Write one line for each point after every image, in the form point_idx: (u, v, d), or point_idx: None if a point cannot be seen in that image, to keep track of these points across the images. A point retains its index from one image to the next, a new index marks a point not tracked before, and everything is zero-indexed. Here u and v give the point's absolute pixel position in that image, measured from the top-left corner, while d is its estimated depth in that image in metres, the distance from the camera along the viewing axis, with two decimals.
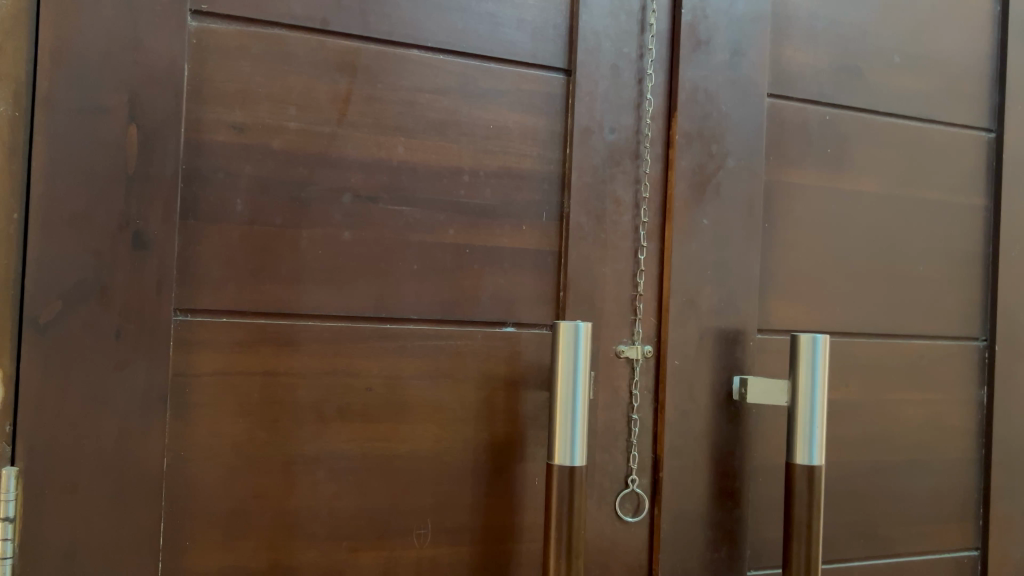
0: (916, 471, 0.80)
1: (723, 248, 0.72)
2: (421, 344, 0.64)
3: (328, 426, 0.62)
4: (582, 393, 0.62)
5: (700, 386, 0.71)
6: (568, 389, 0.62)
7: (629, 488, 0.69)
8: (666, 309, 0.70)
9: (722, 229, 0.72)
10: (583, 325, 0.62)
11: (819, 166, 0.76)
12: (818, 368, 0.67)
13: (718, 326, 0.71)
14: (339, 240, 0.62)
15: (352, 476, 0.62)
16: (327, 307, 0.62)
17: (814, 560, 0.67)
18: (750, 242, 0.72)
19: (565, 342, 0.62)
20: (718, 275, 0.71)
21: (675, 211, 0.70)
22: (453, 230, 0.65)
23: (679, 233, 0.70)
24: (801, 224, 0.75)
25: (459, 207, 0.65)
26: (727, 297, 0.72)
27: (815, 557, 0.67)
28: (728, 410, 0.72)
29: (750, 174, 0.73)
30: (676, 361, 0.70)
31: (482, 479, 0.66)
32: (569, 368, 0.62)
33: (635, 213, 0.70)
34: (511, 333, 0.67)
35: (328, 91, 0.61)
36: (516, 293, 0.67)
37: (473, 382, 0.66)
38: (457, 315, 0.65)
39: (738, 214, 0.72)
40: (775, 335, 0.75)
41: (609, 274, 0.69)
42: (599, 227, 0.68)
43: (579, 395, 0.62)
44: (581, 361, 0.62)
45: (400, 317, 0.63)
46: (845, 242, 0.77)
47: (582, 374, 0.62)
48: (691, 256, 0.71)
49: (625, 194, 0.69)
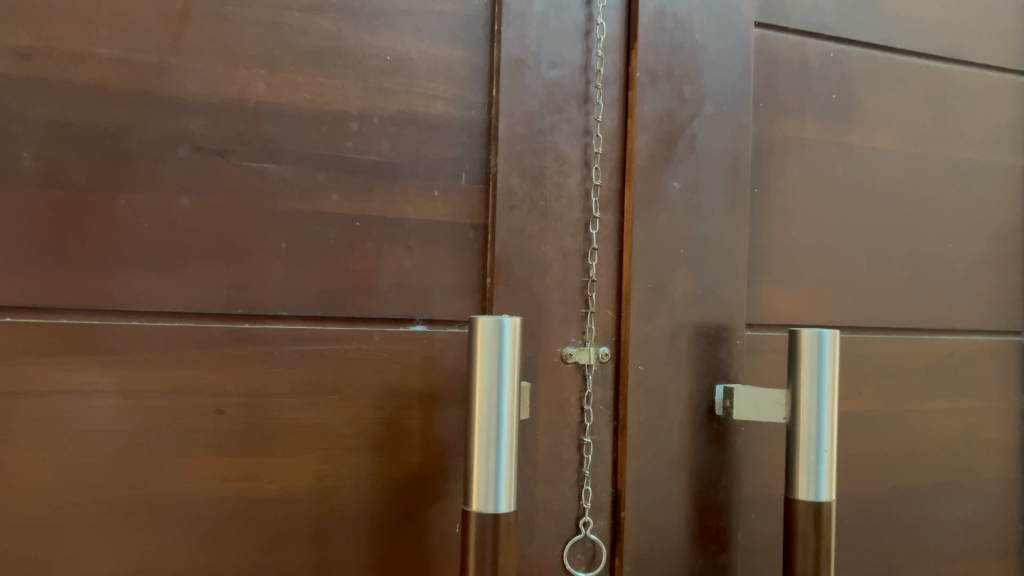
0: (946, 499, 0.64)
1: (702, 220, 0.55)
2: (293, 349, 0.47)
3: (160, 462, 0.45)
4: (509, 411, 0.46)
5: (672, 398, 0.54)
6: (489, 406, 0.45)
7: (580, 534, 0.53)
8: (626, 299, 0.54)
9: (699, 194, 0.55)
10: (509, 318, 0.46)
11: (821, 117, 0.60)
12: (826, 374, 0.51)
13: (694, 321, 0.55)
14: (173, 210, 0.46)
15: (201, 529, 0.46)
16: (157, 301, 0.45)
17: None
18: (736, 211, 0.56)
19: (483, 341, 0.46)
20: (694, 254, 0.55)
21: (636, 171, 0.53)
22: (336, 196, 0.48)
23: (642, 199, 0.54)
24: (801, 189, 0.59)
25: (344, 165, 0.48)
26: (705, 283, 0.55)
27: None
28: (710, 428, 0.56)
29: (735, 124, 0.56)
30: (639, 366, 0.53)
31: (383, 528, 0.49)
32: (491, 378, 0.45)
33: (583, 174, 0.53)
34: (421, 333, 0.50)
35: (155, 6, 0.45)
36: (426, 279, 0.50)
37: (367, 400, 0.49)
38: (343, 310, 0.48)
39: (720, 175, 0.56)
40: (767, 331, 0.58)
41: (552, 254, 0.52)
42: (536, 193, 0.52)
43: (505, 415, 0.46)
44: (507, 368, 0.46)
45: (262, 312, 0.47)
46: (854, 213, 0.61)
47: (508, 386, 0.46)
48: (660, 229, 0.54)
49: (569, 150, 0.53)
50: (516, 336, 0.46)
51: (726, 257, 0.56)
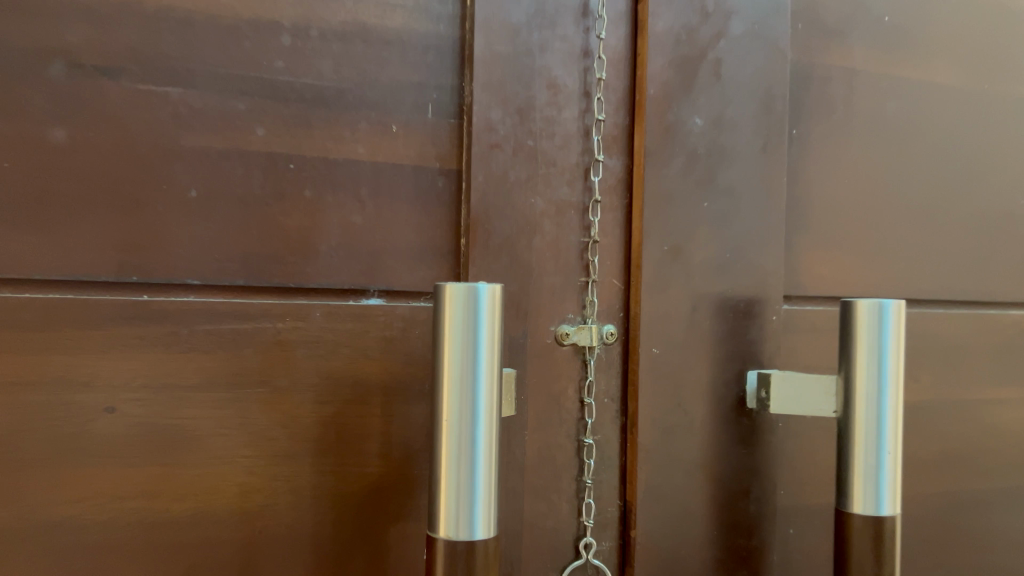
0: (1015, 505, 0.54)
1: (729, 166, 0.44)
2: (207, 329, 0.37)
3: (31, 477, 0.34)
4: (485, 405, 0.35)
5: (694, 389, 0.43)
6: (460, 397, 0.35)
7: (582, 559, 0.42)
8: (637, 265, 0.42)
9: (725, 133, 0.44)
10: (487, 284, 0.35)
11: (871, 42, 0.49)
12: (887, 355, 0.40)
13: (720, 293, 0.44)
14: (45, 145, 0.35)
15: (86, 563, 0.35)
16: (25, 265, 0.34)
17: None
18: (771, 156, 0.45)
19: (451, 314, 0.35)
20: (720, 209, 0.44)
21: (647, 103, 0.42)
22: (263, 131, 0.38)
23: (655, 138, 0.42)
24: (845, 132, 0.48)
25: (273, 91, 0.38)
26: (733, 245, 0.44)
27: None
28: (740, 425, 0.45)
29: (770, 47, 0.45)
30: (653, 349, 0.42)
31: (328, 556, 0.39)
32: (463, 362, 0.35)
33: (581, 107, 0.42)
34: (376, 308, 0.39)
35: None
36: (381, 239, 0.39)
37: (305, 394, 0.38)
38: (273, 279, 0.38)
39: (751, 110, 0.44)
40: (809, 306, 0.47)
41: (542, 208, 0.41)
42: (522, 129, 0.41)
43: (480, 410, 0.35)
44: (483, 349, 0.35)
45: (167, 279, 0.36)
46: (909, 161, 0.50)
47: (485, 373, 0.35)
48: (678, 177, 0.43)
49: (563, 76, 0.42)
50: (496, 307, 0.35)
51: (759, 212, 0.45)
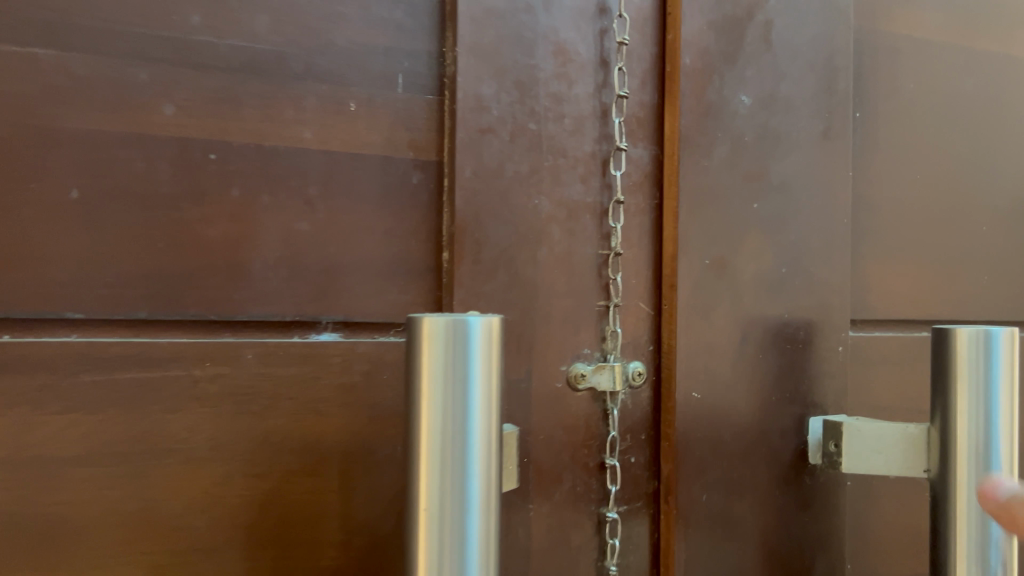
0: None
1: (784, 157, 0.35)
2: (96, 379, 0.27)
3: None
4: (479, 487, 0.25)
5: (744, 442, 0.34)
6: (443, 478, 0.25)
7: None
8: (670, 284, 0.33)
9: (779, 115, 0.35)
10: (479, 316, 0.25)
11: (946, 5, 0.40)
12: (999, 401, 0.30)
13: (774, 319, 0.34)
14: None
15: None
16: None
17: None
18: (833, 144, 0.36)
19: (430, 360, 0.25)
20: (773, 211, 0.34)
21: (681, 75, 0.33)
22: (173, 109, 0.28)
23: (691, 121, 0.33)
24: (918, 115, 0.39)
25: (186, 55, 0.28)
26: (789, 257, 0.35)
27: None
28: (799, 487, 0.35)
29: (831, 8, 0.36)
30: (692, 394, 0.33)
31: None
32: (447, 426, 0.25)
33: (598, 81, 0.32)
34: (331, 346, 0.29)
35: None
36: (336, 254, 0.29)
37: (233, 465, 0.28)
38: (188, 310, 0.28)
39: (808, 87, 0.35)
40: (877, 332, 0.38)
41: (550, 211, 0.31)
42: (522, 109, 0.31)
43: (473, 495, 0.25)
44: (476, 407, 0.25)
45: (37, 314, 0.26)
46: (997, 151, 0.41)
47: (478, 442, 0.25)
48: (722, 171, 0.33)
49: (574, 40, 0.32)
50: (492, 348, 0.25)
51: (818, 216, 0.35)
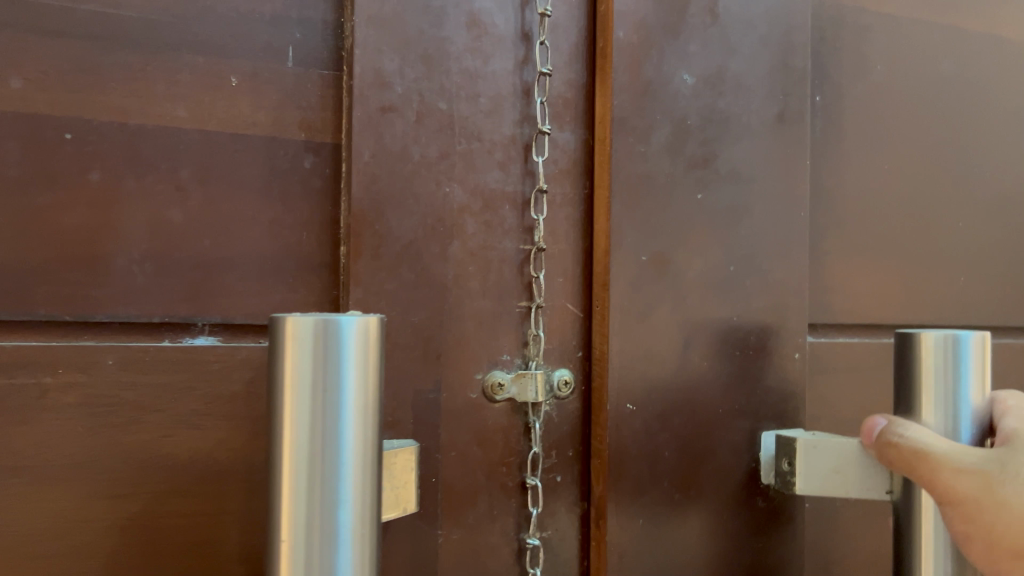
0: None
1: (733, 143, 0.31)
2: None
3: None
4: (352, 513, 0.21)
5: (686, 458, 0.30)
6: (308, 502, 0.21)
7: None
8: (603, 283, 0.29)
9: (726, 96, 0.31)
10: (354, 315, 0.21)
11: None
12: (969, 428, 0.26)
13: (720, 324, 0.31)
14: None
15: None
16: None
17: (931, 455, 0.24)
18: (789, 129, 0.32)
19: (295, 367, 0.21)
20: (720, 202, 0.31)
21: (615, 49, 0.29)
22: (22, 82, 0.24)
23: (628, 102, 0.29)
24: (885, 101, 0.36)
25: (39, 21, 0.24)
26: (741, 253, 0.31)
27: (935, 441, 0.25)
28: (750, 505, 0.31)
29: None
30: (627, 407, 0.29)
31: None
32: (315, 444, 0.21)
33: (518, 59, 0.29)
34: (207, 352, 0.26)
35: None
36: (213, 247, 0.26)
37: (93, 484, 0.25)
38: (38, 309, 0.24)
39: (760, 65, 0.32)
40: (836, 339, 0.35)
41: (462, 200, 0.28)
42: (430, 86, 0.28)
43: (344, 522, 0.21)
44: (349, 421, 0.21)
45: None
46: (974, 140, 0.37)
47: (351, 460, 0.21)
48: (662, 157, 0.30)
49: (491, 12, 0.29)
50: (369, 353, 0.22)
51: (771, 206, 0.32)
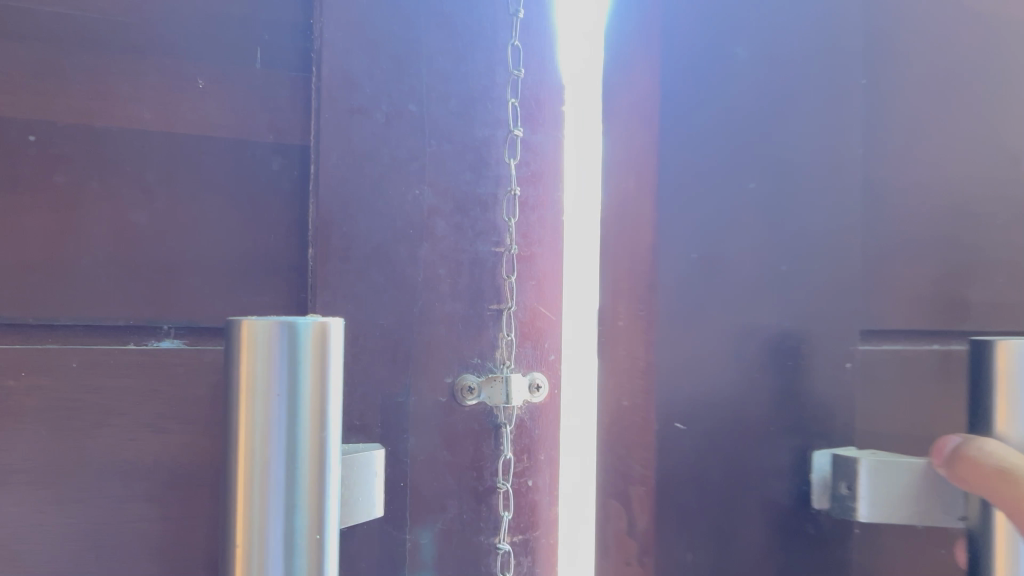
0: None
1: (784, 126, 0.28)
2: None
3: None
4: (306, 520, 0.20)
5: (744, 486, 0.27)
6: (261, 507, 0.20)
7: None
8: (637, 278, 0.27)
9: (779, 72, 0.28)
10: (311, 315, 0.21)
11: None
12: None
13: (770, 333, 0.27)
14: None
15: None
16: None
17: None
18: (845, 110, 0.28)
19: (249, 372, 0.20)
20: (767, 193, 0.27)
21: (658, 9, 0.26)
22: None
23: (662, 81, 0.26)
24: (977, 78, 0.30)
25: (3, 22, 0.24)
26: (792, 252, 0.28)
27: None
28: (821, 543, 0.27)
29: None
30: (675, 425, 0.26)
31: None
32: (269, 445, 0.20)
33: (490, 60, 0.29)
34: (174, 354, 0.26)
35: None
36: (179, 250, 0.26)
37: (45, 488, 0.24)
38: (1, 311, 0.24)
39: (819, 36, 0.28)
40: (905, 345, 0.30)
41: (432, 202, 0.28)
42: (401, 88, 0.27)
43: (297, 529, 0.20)
44: (303, 422, 0.21)
45: None
46: None
47: (305, 463, 0.21)
48: (703, 138, 0.26)
49: (463, 14, 0.29)
50: (326, 354, 0.21)
51: (820, 199, 0.28)
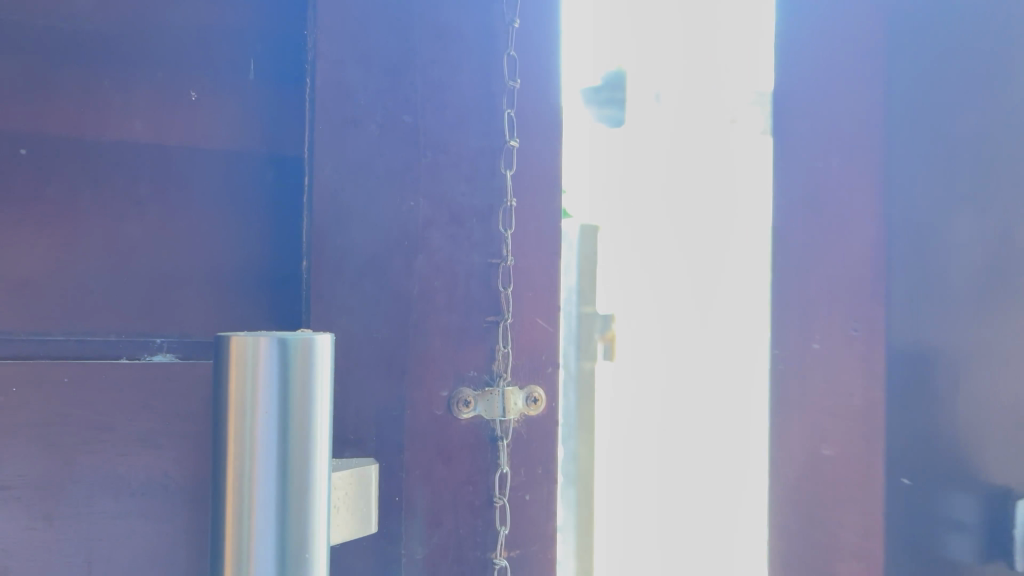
0: None
1: (963, 163, 0.30)
2: None
3: None
4: (290, 542, 0.20)
5: (944, 511, 0.31)
6: (245, 528, 0.20)
7: None
8: (849, 329, 0.30)
9: (952, 110, 0.30)
10: (297, 336, 0.21)
11: None
12: None
13: (929, 389, 0.30)
14: None
15: None
16: None
17: None
18: (1009, 140, 0.31)
19: (237, 392, 0.20)
20: (949, 226, 0.30)
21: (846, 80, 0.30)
22: None
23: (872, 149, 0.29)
24: None
25: None
26: (984, 293, 0.31)
27: None
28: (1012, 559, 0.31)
29: None
30: (903, 480, 0.30)
31: None
32: (252, 466, 0.20)
33: (488, 71, 0.29)
34: (169, 367, 0.25)
35: None
36: (172, 263, 0.26)
37: (32, 507, 0.24)
38: None
39: (978, 75, 0.31)
40: None
41: (428, 213, 0.28)
42: (391, 100, 0.27)
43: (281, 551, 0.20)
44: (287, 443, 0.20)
45: None
46: None
47: (289, 485, 0.20)
48: (900, 186, 0.29)
49: (459, 24, 0.28)
50: (312, 375, 0.21)
51: (1000, 235, 0.31)
